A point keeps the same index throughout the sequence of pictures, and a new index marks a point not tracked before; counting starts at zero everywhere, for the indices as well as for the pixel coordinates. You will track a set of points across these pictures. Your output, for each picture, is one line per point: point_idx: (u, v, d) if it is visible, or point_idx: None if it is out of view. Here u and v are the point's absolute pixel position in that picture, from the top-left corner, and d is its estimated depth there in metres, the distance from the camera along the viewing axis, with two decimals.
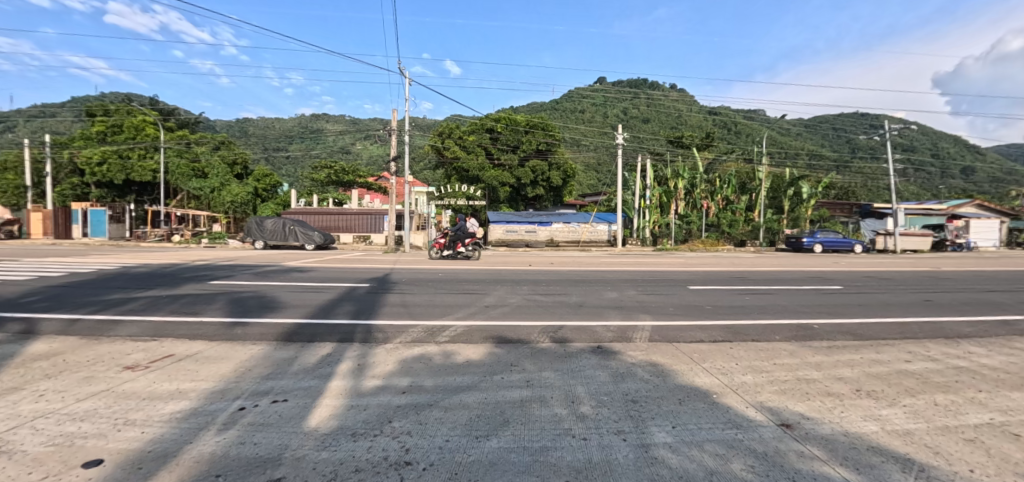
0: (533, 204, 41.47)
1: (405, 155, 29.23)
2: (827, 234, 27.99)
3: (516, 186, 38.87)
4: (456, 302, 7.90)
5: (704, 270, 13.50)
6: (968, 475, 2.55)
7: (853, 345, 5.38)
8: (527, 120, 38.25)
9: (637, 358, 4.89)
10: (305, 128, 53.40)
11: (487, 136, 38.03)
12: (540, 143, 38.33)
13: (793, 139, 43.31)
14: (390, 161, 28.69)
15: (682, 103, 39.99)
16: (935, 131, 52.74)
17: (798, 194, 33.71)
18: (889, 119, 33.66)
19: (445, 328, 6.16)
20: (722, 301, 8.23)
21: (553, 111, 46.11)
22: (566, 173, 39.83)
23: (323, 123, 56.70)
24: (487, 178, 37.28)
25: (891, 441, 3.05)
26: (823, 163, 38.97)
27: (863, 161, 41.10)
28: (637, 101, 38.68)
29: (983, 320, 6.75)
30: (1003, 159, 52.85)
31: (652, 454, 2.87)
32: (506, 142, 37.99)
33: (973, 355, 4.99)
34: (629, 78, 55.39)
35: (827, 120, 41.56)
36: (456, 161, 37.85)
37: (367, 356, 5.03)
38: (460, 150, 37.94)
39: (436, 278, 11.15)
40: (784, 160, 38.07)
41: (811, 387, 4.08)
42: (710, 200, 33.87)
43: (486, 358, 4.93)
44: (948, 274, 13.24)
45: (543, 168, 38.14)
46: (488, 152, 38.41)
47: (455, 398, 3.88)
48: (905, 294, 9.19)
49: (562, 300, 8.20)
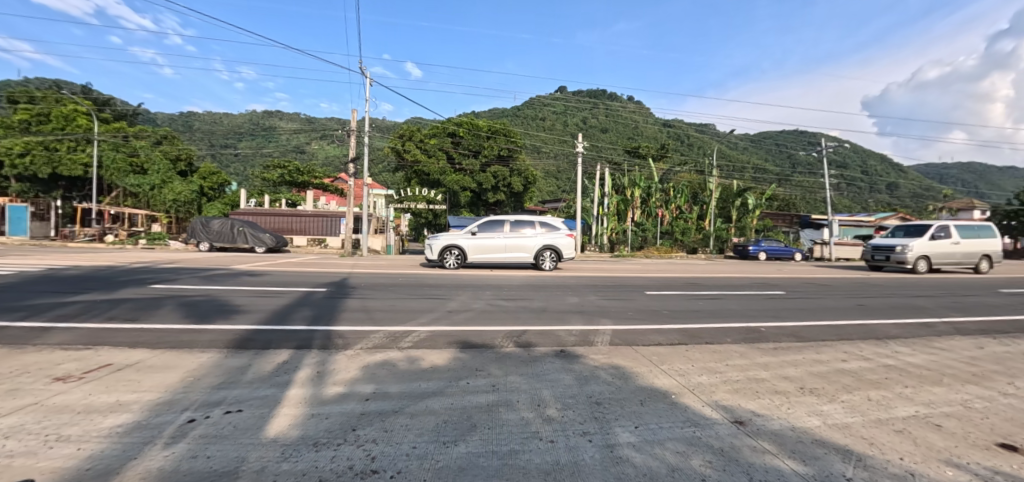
0: (494, 210, 41.30)
1: (365, 157, 28.46)
2: (770, 243, 30.15)
3: (477, 191, 38.70)
4: (419, 307, 7.79)
5: (658, 277, 14.04)
6: (902, 473, 2.92)
7: (796, 346, 5.80)
8: (489, 125, 38.55)
9: (600, 361, 5.02)
10: (258, 125, 50.95)
11: (449, 140, 38.20)
12: (502, 149, 38.59)
13: (741, 153, 46.19)
14: (348, 163, 27.87)
15: (639, 115, 41.59)
16: (864, 149, 57.73)
17: (744, 205, 35.91)
18: (825, 137, 36.66)
19: (407, 334, 6.06)
20: (677, 306, 8.58)
21: (514, 118, 47.11)
22: (527, 180, 39.67)
23: (278, 117, 54.27)
24: (448, 183, 37.03)
25: (833, 434, 3.42)
26: (767, 177, 41.91)
27: (803, 176, 44.50)
28: (597, 112, 39.73)
29: (907, 322, 7.44)
30: (922, 177, 58.83)
31: (618, 454, 3.04)
32: (468, 147, 38.17)
33: (900, 354, 5.50)
34: (589, 89, 57.26)
35: (771, 135, 44.55)
36: (416, 164, 37.70)
37: (326, 364, 4.88)
38: (420, 153, 37.89)
39: (397, 282, 11.01)
40: (733, 173, 40.63)
41: (762, 386, 4.34)
42: (664, 209, 35.11)
43: (452, 363, 4.90)
44: (875, 280, 14.44)
45: (504, 173, 38.11)
46: (449, 156, 38.52)
47: (421, 405, 3.84)
48: (841, 299, 9.96)
49: (525, 305, 8.25)
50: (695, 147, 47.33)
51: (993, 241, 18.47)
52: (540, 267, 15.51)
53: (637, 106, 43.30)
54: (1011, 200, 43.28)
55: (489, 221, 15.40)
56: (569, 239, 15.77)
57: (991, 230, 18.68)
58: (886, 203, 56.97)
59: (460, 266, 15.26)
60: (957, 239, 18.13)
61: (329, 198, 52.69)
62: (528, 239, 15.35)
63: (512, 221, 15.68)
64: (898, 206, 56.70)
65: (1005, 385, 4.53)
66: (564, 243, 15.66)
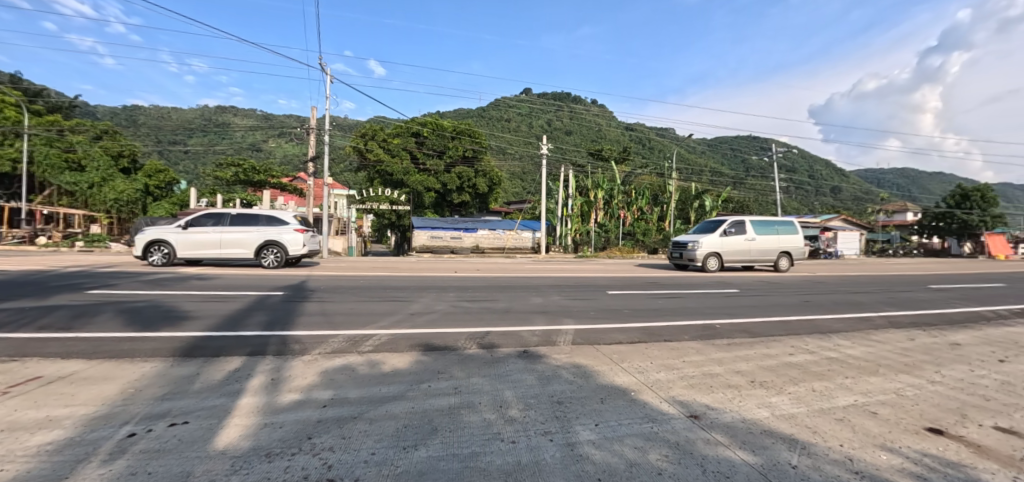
0: (459, 211, 40.95)
1: (325, 156, 27.64)
2: None
3: (441, 191, 38.28)
4: (381, 310, 7.62)
5: (620, 276, 14.36)
6: (841, 458, 3.11)
7: (748, 342, 6.07)
8: (453, 125, 38.38)
9: (562, 360, 5.07)
10: (211, 120, 48.45)
11: (413, 140, 37.74)
12: (467, 149, 38.47)
13: (699, 157, 48.08)
14: (307, 162, 26.93)
15: (602, 118, 42.45)
16: (811, 155, 61.41)
17: (702, 206, 37.38)
18: (775, 143, 38.72)
19: (368, 337, 5.91)
20: (637, 305, 8.80)
21: (480, 119, 47.10)
22: (492, 181, 39.58)
23: (233, 111, 51.63)
24: (412, 183, 36.48)
25: (781, 425, 3.60)
26: (723, 180, 43.82)
27: (756, 179, 46.81)
28: (561, 114, 40.23)
29: (847, 317, 7.96)
30: (862, 183, 63.22)
31: (578, 452, 3.08)
32: (432, 147, 37.76)
33: (842, 347, 5.88)
34: (554, 92, 58.05)
35: (727, 140, 46.59)
36: (379, 164, 36.94)
37: (282, 370, 4.68)
38: (383, 152, 37.19)
39: (358, 284, 10.73)
40: (691, 176, 42.24)
41: (715, 381, 4.52)
42: (626, 210, 35.78)
43: (413, 366, 4.83)
44: (820, 278, 15.38)
45: (469, 174, 37.93)
46: (413, 156, 37.97)
47: (381, 409, 3.75)
48: (789, 296, 10.53)
49: (489, 306, 8.25)
50: (655, 151, 48.89)
51: (791, 239, 17.92)
52: (262, 263, 14.86)
53: (600, 109, 44.17)
54: (938, 204, 47.09)
55: (203, 214, 14.51)
56: (297, 234, 15.02)
57: (791, 227, 18.17)
58: (831, 206, 60.80)
59: (166, 263, 14.43)
60: (754, 235, 17.42)
61: (287, 198, 50.70)
62: (245, 235, 14.56)
63: (233, 215, 14.78)
64: (841, 208, 60.59)
65: (933, 374, 4.92)
66: (290, 239, 14.91)
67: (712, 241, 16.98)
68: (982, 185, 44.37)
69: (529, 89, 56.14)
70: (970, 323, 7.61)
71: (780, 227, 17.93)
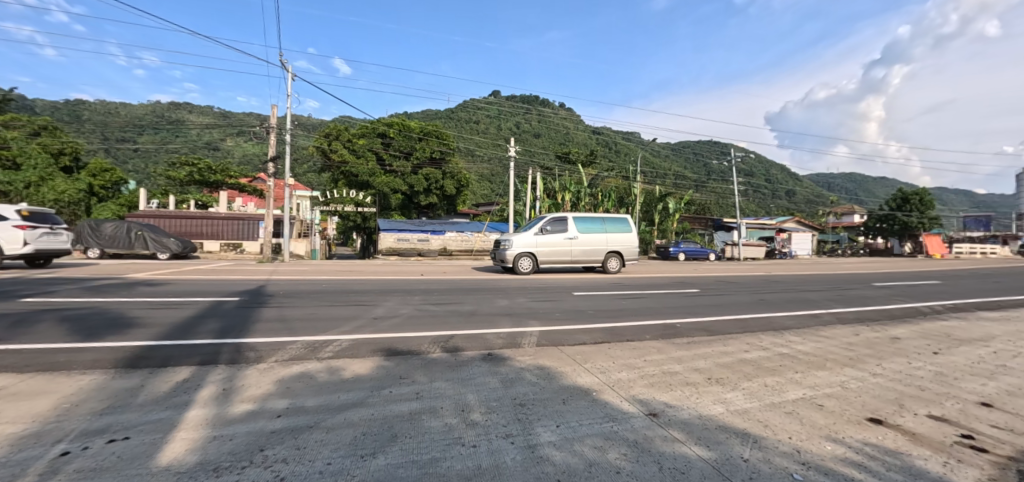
0: (426, 212, 40.55)
1: (287, 156, 26.77)
2: (689, 244, 32.58)
3: (408, 194, 37.71)
4: (343, 315, 7.42)
5: (585, 277, 14.56)
6: (791, 450, 3.24)
7: (707, 340, 6.27)
8: (420, 127, 37.78)
9: (525, 362, 5.08)
10: (163, 116, 45.97)
11: (379, 141, 37.20)
12: (434, 151, 38.05)
13: (663, 160, 49.55)
14: (268, 162, 26.00)
15: (570, 122, 43.13)
16: (767, 160, 64.45)
17: (665, 209, 38.55)
18: (734, 148, 40.39)
19: (328, 343, 5.74)
20: (601, 306, 8.94)
21: (448, 120, 46.92)
22: (460, 183, 39.35)
23: (188, 107, 49.16)
24: (377, 184, 35.87)
25: (735, 419, 3.73)
26: (685, 183, 45.35)
27: (716, 183, 48.68)
28: (529, 117, 40.60)
29: (798, 314, 8.37)
30: (813, 187, 66.81)
31: (539, 453, 3.08)
32: (399, 148, 37.19)
33: (793, 343, 6.16)
34: (523, 95, 58.52)
35: (689, 145, 48.28)
36: (343, 165, 36.33)
37: (235, 379, 4.47)
38: (348, 153, 36.57)
39: (319, 289, 10.41)
40: (655, 179, 43.43)
41: (675, 379, 4.63)
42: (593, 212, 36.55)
43: (375, 372, 4.71)
44: (774, 277, 16.11)
45: (437, 176, 37.51)
46: (379, 157, 37.34)
47: (339, 417, 3.64)
48: (746, 295, 10.96)
49: (455, 309, 8.17)
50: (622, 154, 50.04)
51: (621, 238, 16.20)
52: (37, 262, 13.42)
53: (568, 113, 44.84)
54: (882, 207, 50.40)
55: None
56: (18, 232, 13.32)
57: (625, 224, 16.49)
58: (786, 209, 63.94)
59: None
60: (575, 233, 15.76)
61: (246, 200, 48.68)
62: None
63: None
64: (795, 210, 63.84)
65: (875, 366, 5.23)
66: (7, 237, 13.19)
67: (526, 241, 15.35)
68: (919, 189, 47.84)
69: (498, 92, 56.42)
70: (907, 318, 8.15)
71: (609, 224, 16.27)
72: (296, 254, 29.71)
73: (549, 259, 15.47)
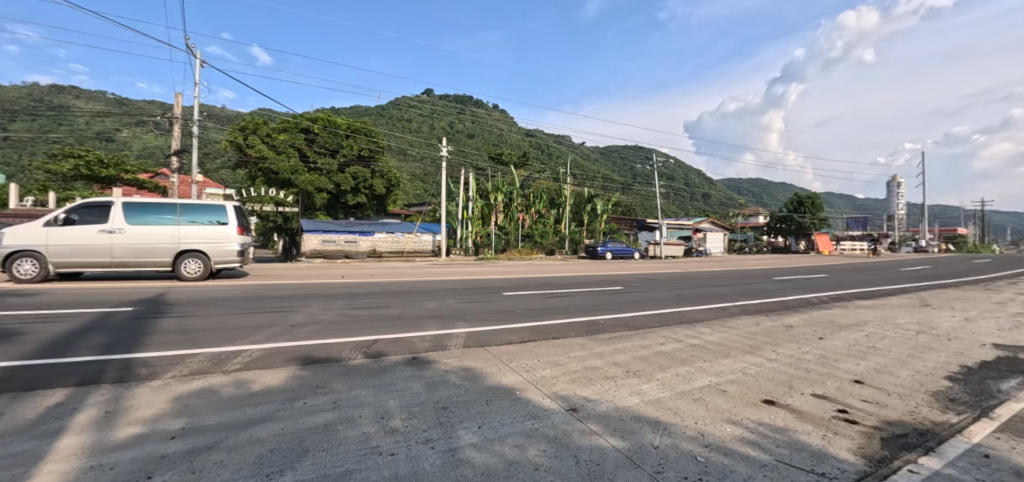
0: (354, 213, 39.06)
1: (195, 150, 24.41)
2: (615, 244, 34.34)
3: (334, 193, 35.99)
4: (257, 323, 6.89)
5: (515, 278, 14.74)
6: (695, 434, 3.51)
7: (626, 335, 6.63)
8: (347, 122, 36.25)
9: (451, 365, 5.04)
10: (39, 101, 39.83)
11: (302, 137, 35.10)
12: (362, 148, 36.74)
13: (593, 163, 51.89)
14: (171, 156, 23.54)
15: (503, 123, 43.96)
16: (685, 165, 69.98)
17: (594, 210, 40.22)
18: (657, 154, 43.32)
19: (237, 354, 5.30)
20: (529, 305, 9.11)
21: (378, 118, 45.85)
22: (390, 182, 38.16)
23: (74, 92, 42.65)
24: (300, 183, 33.83)
25: (648, 409, 3.96)
26: (612, 185, 47.86)
27: (640, 185, 51.90)
28: (462, 117, 40.67)
29: (708, 307, 9.11)
30: (724, 191, 73.59)
31: (459, 457, 3.06)
32: (324, 144, 35.36)
33: (702, 334, 6.69)
34: (458, 95, 58.54)
35: (617, 150, 51.16)
36: (262, 161, 33.59)
37: (122, 400, 3.98)
38: (267, 149, 34.09)
39: (231, 295, 9.60)
40: (585, 181, 45.33)
41: (594, 374, 4.83)
42: (525, 213, 37.17)
43: (289, 382, 4.43)
44: (688, 274, 17.47)
45: (365, 175, 36.20)
46: (302, 154, 35.29)
47: (245, 434, 3.37)
48: (664, 291, 11.75)
49: (381, 313, 7.93)
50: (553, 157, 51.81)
51: (204, 232, 11.92)
52: None
53: (502, 115, 45.68)
54: (781, 209, 56.50)
55: None
56: None
57: (219, 214, 12.12)
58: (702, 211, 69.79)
59: None
60: (122, 225, 11.04)
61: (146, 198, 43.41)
62: None
63: None
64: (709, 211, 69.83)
65: (770, 352, 5.84)
66: None
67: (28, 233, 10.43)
68: (811, 193, 54.34)
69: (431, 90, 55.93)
70: (798, 308, 9.19)
71: (187, 215, 11.80)
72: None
73: (65, 260, 10.67)
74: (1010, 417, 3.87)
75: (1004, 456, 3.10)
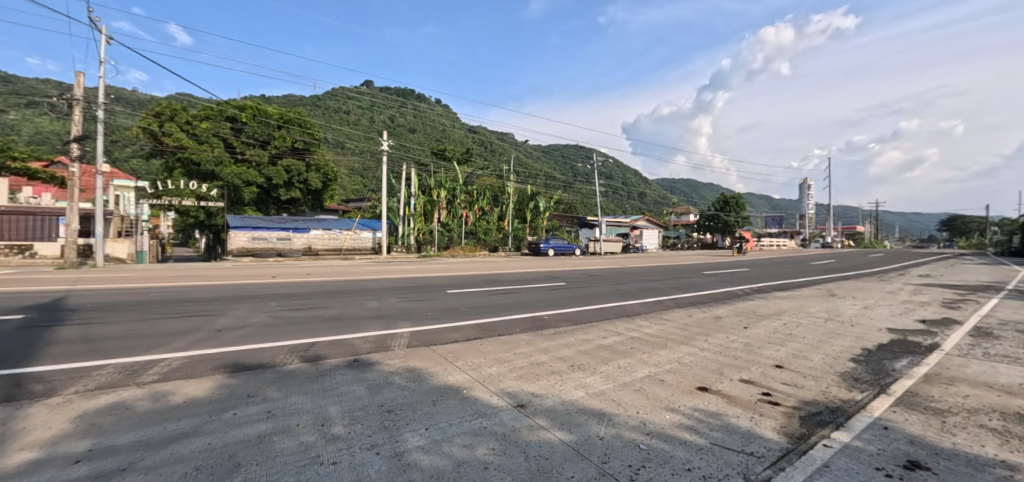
0: (288, 208, 36.96)
1: (99, 137, 21.88)
2: (557, 240, 35.28)
3: (265, 187, 33.81)
4: (177, 329, 6.26)
5: (458, 275, 14.62)
6: (637, 423, 3.66)
7: (570, 330, 6.79)
8: (279, 112, 34.14)
9: (395, 366, 4.89)
10: None
11: (227, 126, 32.36)
12: (296, 140, 34.63)
13: (535, 162, 52.89)
14: (69, 143, 20.82)
15: (445, 119, 43.65)
16: (622, 166, 73.28)
17: (536, 208, 40.76)
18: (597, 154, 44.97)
19: (154, 364, 4.78)
20: (474, 303, 9.06)
21: (314, 109, 43.85)
22: (327, 176, 36.62)
23: None
24: (226, 175, 31.25)
25: (593, 401, 4.08)
26: (554, 184, 49.10)
27: (581, 184, 53.68)
28: (404, 111, 39.74)
29: (645, 301, 9.59)
30: (658, 191, 78.01)
31: (406, 461, 2.97)
32: (252, 135, 32.82)
33: (641, 327, 7.01)
34: (399, 89, 57.11)
35: (559, 149, 52.50)
36: (181, 150, 30.50)
37: (7, 422, 3.43)
38: (187, 137, 30.84)
39: (142, 299, 8.65)
40: (528, 179, 46.13)
41: (540, 369, 4.90)
42: (468, 210, 36.73)
43: (217, 393, 4.08)
44: (625, 269, 18.32)
45: (299, 168, 34.26)
46: (228, 144, 32.57)
47: (166, 453, 3.03)
48: (604, 286, 12.21)
49: (319, 314, 7.52)
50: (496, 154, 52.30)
51: None
52: None
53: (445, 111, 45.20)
54: (709, 208, 60.76)
55: None
56: None
57: None
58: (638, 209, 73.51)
59: None
60: None
61: (39, 190, 38.22)
62: None
63: None
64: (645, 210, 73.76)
65: (702, 342, 6.24)
66: None
67: None
68: (735, 194, 58.91)
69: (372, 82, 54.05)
70: (725, 300, 9.92)
71: None
72: (114, 256, 24.15)
73: None
74: (903, 392, 4.43)
75: (899, 427, 3.53)
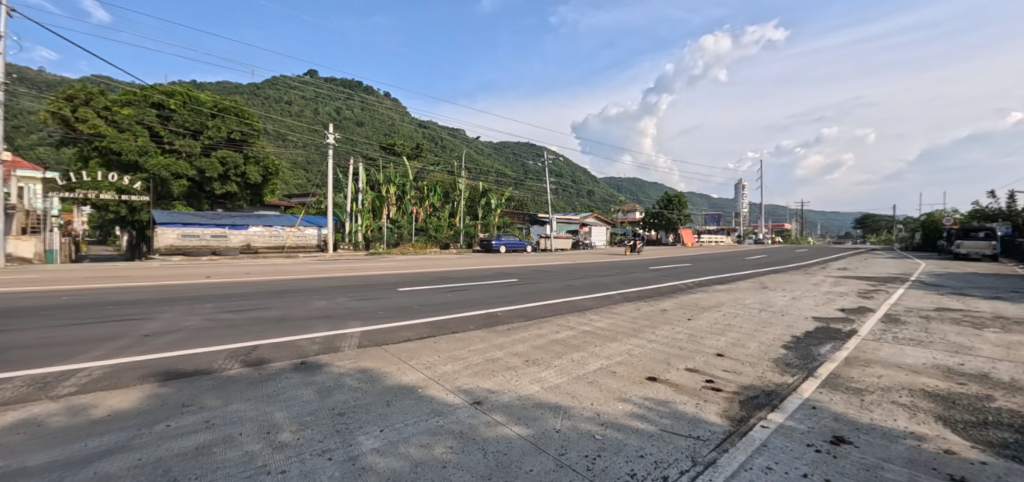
0: (223, 202, 34.61)
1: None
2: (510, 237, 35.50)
3: (197, 180, 31.18)
4: (95, 336, 5.65)
5: (409, 273, 14.32)
6: (592, 414, 3.77)
7: (524, 325, 6.87)
8: (213, 100, 31.90)
9: (345, 367, 4.71)
10: None
11: (154, 112, 29.45)
12: (232, 130, 32.34)
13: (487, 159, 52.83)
14: None
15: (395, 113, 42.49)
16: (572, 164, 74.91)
17: (488, 204, 40.56)
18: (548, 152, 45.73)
19: (69, 376, 4.29)
20: (427, 300, 8.93)
21: (252, 97, 41.04)
22: (267, 169, 34.33)
23: None
24: (152, 167, 28.29)
25: (549, 395, 4.15)
26: (506, 181, 49.36)
27: (532, 182, 54.34)
28: (352, 103, 38.23)
29: (595, 296, 9.90)
30: (606, 190, 80.59)
31: (361, 465, 2.88)
32: (183, 123, 30.14)
33: (593, 321, 7.24)
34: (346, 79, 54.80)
35: (511, 146, 52.79)
36: (97, 139, 27.22)
37: None
38: (106, 124, 27.71)
39: (51, 302, 7.74)
40: (479, 176, 46.03)
41: (495, 365, 4.92)
42: (419, 206, 36.42)
43: (147, 403, 3.74)
44: (575, 265, 18.81)
45: (236, 160, 31.96)
46: (154, 132, 29.64)
47: (88, 471, 2.74)
48: (555, 282, 12.45)
49: (261, 316, 7.09)
50: (447, 150, 51.85)
51: None
52: None
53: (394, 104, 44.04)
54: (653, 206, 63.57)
55: None
56: None
57: None
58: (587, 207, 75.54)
59: None
60: None
61: None
62: None
63: None
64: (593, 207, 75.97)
65: (650, 334, 6.54)
66: None
67: None
68: (678, 193, 61.92)
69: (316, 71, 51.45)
70: (669, 293, 10.45)
71: None
72: (17, 256, 21.22)
73: None
74: (827, 374, 4.88)
75: (824, 406, 3.90)
